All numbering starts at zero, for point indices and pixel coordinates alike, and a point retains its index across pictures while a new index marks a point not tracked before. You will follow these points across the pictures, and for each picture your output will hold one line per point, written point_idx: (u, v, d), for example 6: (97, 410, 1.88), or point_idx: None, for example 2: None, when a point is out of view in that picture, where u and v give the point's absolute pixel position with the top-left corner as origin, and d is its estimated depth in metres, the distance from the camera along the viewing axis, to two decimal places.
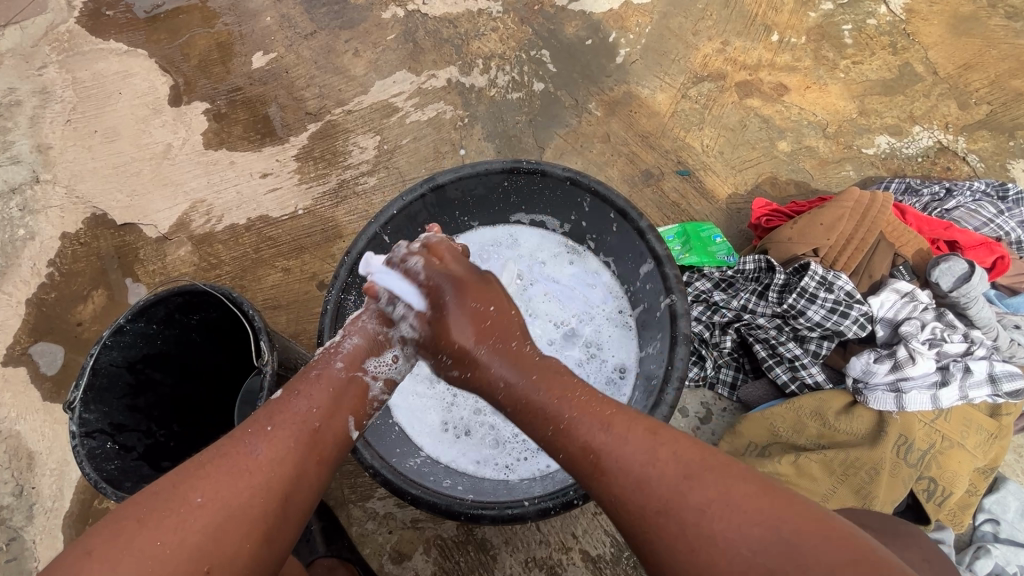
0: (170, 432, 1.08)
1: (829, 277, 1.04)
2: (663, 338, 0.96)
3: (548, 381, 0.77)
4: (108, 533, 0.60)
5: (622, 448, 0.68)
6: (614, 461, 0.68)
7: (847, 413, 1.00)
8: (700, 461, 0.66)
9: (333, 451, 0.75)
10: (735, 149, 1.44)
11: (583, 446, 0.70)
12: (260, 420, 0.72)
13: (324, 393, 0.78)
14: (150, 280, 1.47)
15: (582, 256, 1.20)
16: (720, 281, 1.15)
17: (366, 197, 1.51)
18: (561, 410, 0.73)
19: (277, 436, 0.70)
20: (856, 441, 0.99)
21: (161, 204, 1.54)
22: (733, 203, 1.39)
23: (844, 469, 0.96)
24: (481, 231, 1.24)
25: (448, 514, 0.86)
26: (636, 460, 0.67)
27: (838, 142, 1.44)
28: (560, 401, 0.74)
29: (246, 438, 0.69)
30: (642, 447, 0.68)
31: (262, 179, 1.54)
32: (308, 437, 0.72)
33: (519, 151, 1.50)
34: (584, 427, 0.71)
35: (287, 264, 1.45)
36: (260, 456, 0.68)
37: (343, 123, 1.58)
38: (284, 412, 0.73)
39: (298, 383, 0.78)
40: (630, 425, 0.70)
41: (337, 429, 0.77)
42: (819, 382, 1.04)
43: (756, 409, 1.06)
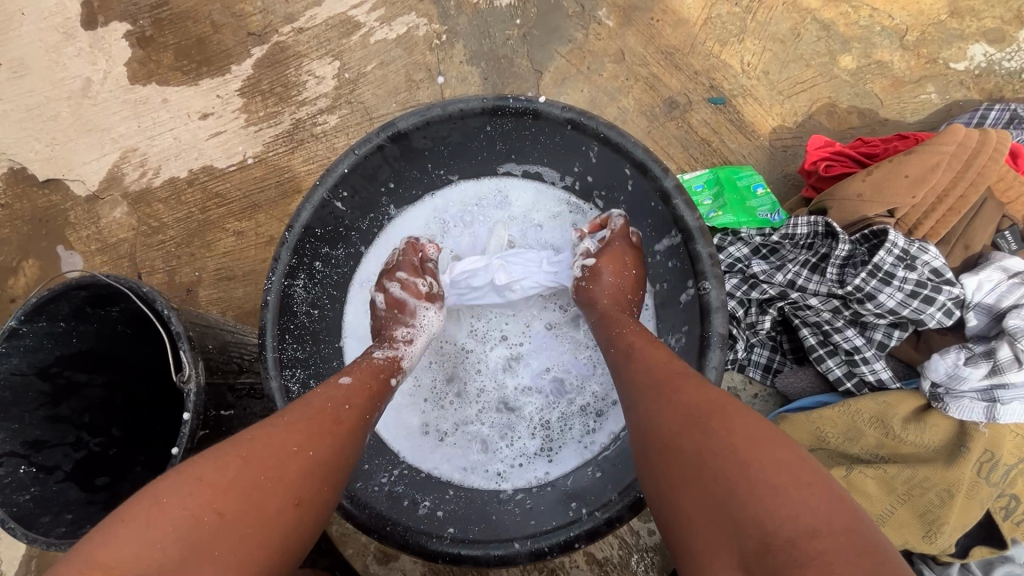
0: (108, 439, 0.93)
1: (912, 250, 0.81)
2: (690, 335, 0.75)
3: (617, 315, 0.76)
4: (171, 482, 0.54)
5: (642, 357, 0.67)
6: (653, 375, 0.63)
7: (918, 420, 0.81)
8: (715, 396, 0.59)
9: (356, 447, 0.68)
10: (784, 68, 1.14)
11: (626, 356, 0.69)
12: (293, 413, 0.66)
13: (366, 385, 0.74)
14: (85, 248, 1.26)
15: (588, 216, 0.94)
16: (761, 247, 0.91)
17: (327, 141, 1.25)
18: (613, 332, 0.73)
19: (306, 431, 0.64)
20: (926, 455, 0.81)
21: (87, 155, 1.29)
22: (779, 139, 1.11)
23: (907, 489, 0.79)
24: (461, 186, 0.97)
25: (423, 555, 0.72)
26: (662, 374, 0.63)
27: (918, 54, 1.12)
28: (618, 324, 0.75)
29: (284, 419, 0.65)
30: (686, 382, 0.61)
31: (202, 120, 1.28)
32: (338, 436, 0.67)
33: (511, 76, 1.20)
34: (646, 357, 0.66)
35: (239, 226, 1.23)
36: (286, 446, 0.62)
37: (293, 46, 1.27)
38: (314, 404, 0.67)
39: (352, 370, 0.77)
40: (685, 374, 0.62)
41: (371, 412, 0.73)
42: (882, 380, 0.84)
43: (796, 407, 0.89)
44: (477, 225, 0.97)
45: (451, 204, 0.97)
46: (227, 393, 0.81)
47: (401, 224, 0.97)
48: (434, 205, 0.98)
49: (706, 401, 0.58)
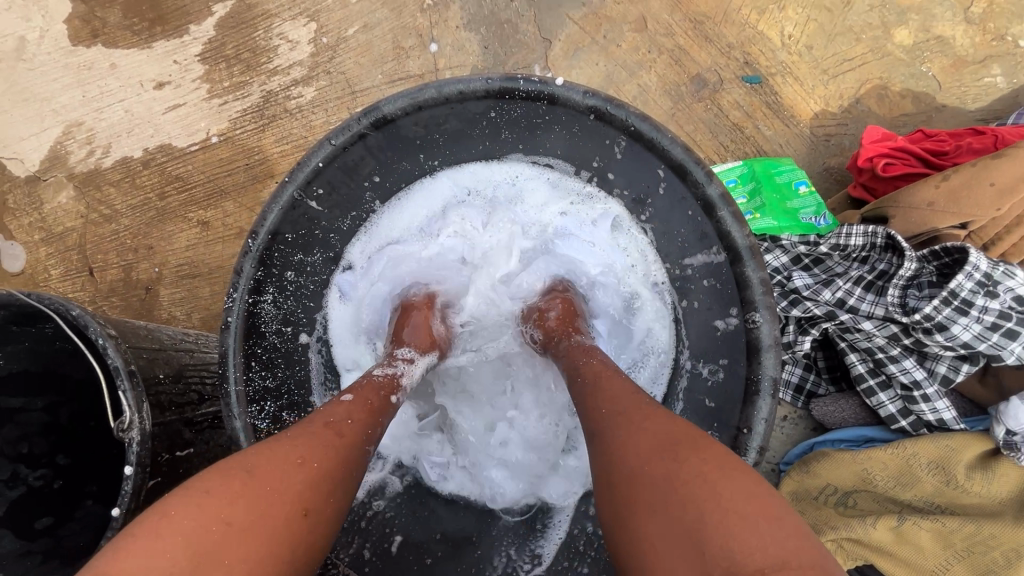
0: (53, 469, 0.81)
1: (994, 274, 0.70)
2: (731, 376, 0.64)
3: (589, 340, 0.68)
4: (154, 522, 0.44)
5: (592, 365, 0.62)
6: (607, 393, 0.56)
7: (984, 469, 0.73)
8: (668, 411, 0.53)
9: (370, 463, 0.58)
10: (830, 42, 0.99)
11: (584, 367, 0.62)
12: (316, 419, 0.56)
13: (367, 399, 0.61)
14: (28, 238, 1.11)
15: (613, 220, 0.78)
16: (803, 257, 0.81)
17: (302, 118, 1.08)
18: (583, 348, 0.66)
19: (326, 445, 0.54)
20: (991, 508, 0.73)
21: (25, 129, 1.12)
22: (823, 126, 0.97)
23: (967, 545, 0.71)
24: (478, 170, 0.80)
25: None
26: (615, 391, 0.56)
27: (983, 29, 0.97)
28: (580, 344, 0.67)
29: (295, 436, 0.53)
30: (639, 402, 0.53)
31: (157, 91, 1.11)
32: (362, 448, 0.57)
33: (515, 46, 1.04)
34: (612, 374, 0.60)
35: (204, 217, 1.08)
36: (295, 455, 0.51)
37: (261, 2, 1.09)
38: (332, 410, 0.58)
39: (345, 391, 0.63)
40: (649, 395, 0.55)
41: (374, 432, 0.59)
42: (941, 419, 0.76)
43: (832, 438, 0.81)
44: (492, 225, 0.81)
45: (459, 194, 0.81)
46: (184, 429, 0.70)
47: (392, 221, 0.81)
48: (447, 189, 0.81)
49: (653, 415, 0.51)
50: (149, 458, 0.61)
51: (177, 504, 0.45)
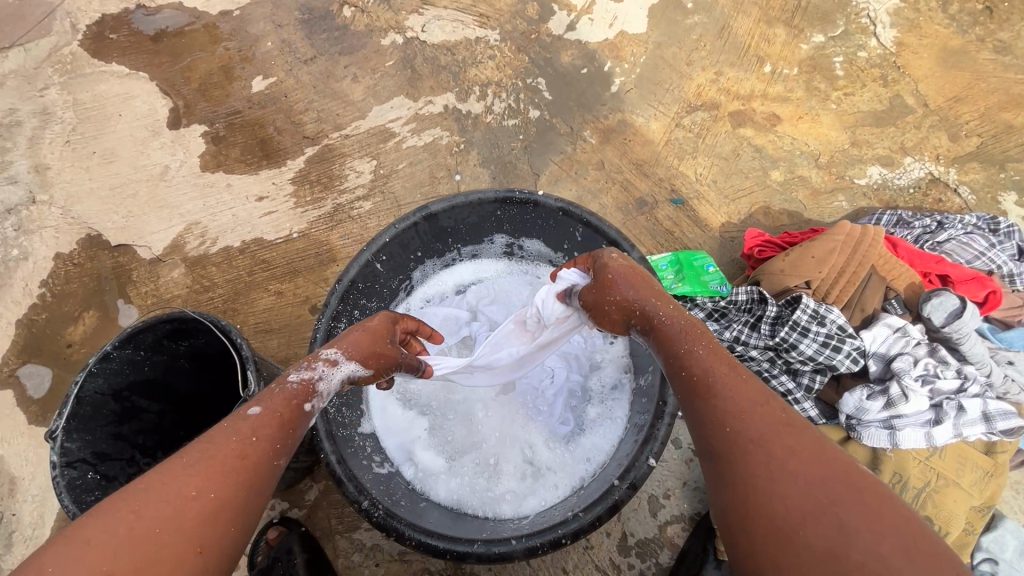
0: (156, 459, 1.06)
1: (821, 310, 1.04)
2: (653, 372, 0.93)
3: (688, 321, 0.73)
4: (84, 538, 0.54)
5: (697, 371, 0.68)
6: (730, 413, 0.63)
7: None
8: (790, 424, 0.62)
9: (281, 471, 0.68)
10: (728, 179, 1.47)
11: (692, 374, 0.68)
12: (223, 437, 0.64)
13: (276, 412, 0.69)
14: (143, 302, 1.47)
15: None
16: (713, 311, 1.18)
17: (362, 222, 1.52)
18: (689, 346, 0.70)
19: (236, 458, 0.63)
20: None
21: (157, 225, 1.54)
22: (727, 231, 1.43)
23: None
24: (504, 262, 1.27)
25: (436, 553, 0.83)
26: (739, 413, 0.63)
27: (830, 172, 1.48)
28: (674, 336, 0.72)
29: (201, 449, 0.62)
30: (765, 425, 0.61)
31: (258, 202, 1.54)
32: (269, 460, 0.66)
33: (514, 177, 1.51)
34: (724, 379, 0.66)
35: (281, 288, 1.47)
36: (200, 472, 0.60)
37: (340, 147, 1.58)
38: (241, 431, 0.65)
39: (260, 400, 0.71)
40: (770, 409, 0.63)
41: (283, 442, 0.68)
42: (812, 417, 1.05)
43: None
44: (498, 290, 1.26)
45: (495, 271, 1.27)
46: None
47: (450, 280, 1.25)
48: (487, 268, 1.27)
49: (780, 445, 0.60)
50: None
51: (95, 531, 0.54)
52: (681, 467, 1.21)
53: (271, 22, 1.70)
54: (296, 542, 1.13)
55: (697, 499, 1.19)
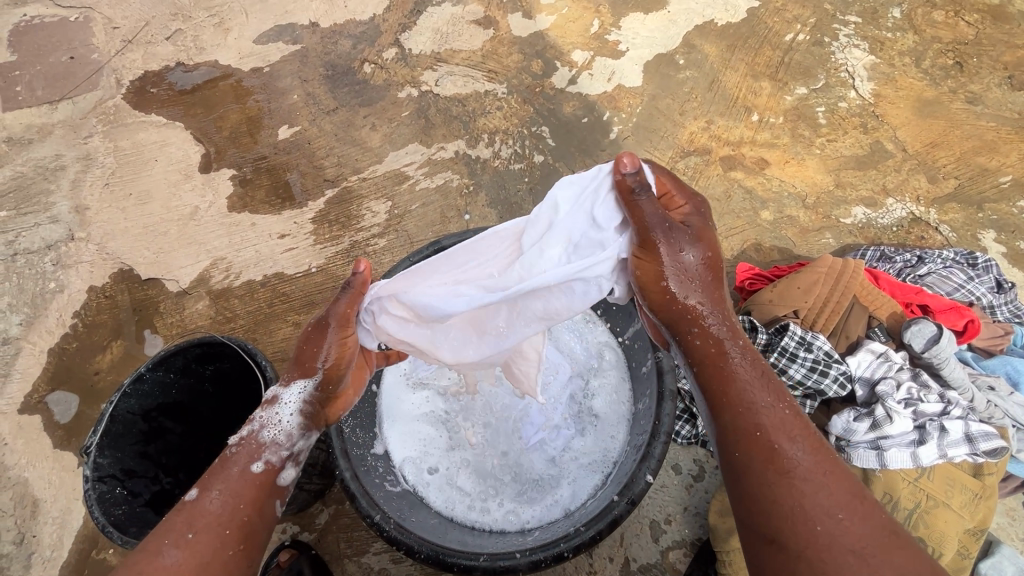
0: (177, 481, 1.10)
1: (808, 336, 1.11)
2: (650, 395, 1.00)
3: (758, 373, 0.76)
4: None
5: (763, 436, 0.71)
6: (801, 487, 0.68)
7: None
8: (858, 499, 0.67)
9: (263, 537, 0.76)
10: (721, 218, 1.57)
11: (754, 433, 0.71)
12: (177, 528, 0.72)
13: (239, 488, 0.76)
14: (168, 332, 1.55)
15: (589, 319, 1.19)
16: None
17: (376, 258, 1.61)
18: (756, 403, 0.73)
19: (199, 543, 0.71)
20: None
21: (184, 260, 1.64)
22: (721, 266, 1.52)
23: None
24: None
25: (441, 564, 0.87)
26: (789, 468, 0.69)
27: (817, 212, 1.57)
28: (742, 392, 0.75)
29: (163, 545, 0.70)
30: (831, 501, 0.66)
31: (279, 239, 1.65)
32: (236, 533, 0.73)
33: (519, 216, 1.62)
34: (795, 446, 0.70)
35: (298, 319, 1.55)
36: (173, 564, 0.69)
37: (357, 189, 1.70)
38: (200, 515, 0.73)
39: (213, 478, 0.77)
40: (841, 480, 0.68)
41: (257, 509, 0.76)
42: None
43: None
44: None
45: None
46: None
47: None
48: None
49: (849, 524, 0.65)
50: None
51: None
52: (682, 493, 1.24)
53: (298, 78, 1.87)
54: (305, 564, 1.15)
55: (698, 525, 1.22)
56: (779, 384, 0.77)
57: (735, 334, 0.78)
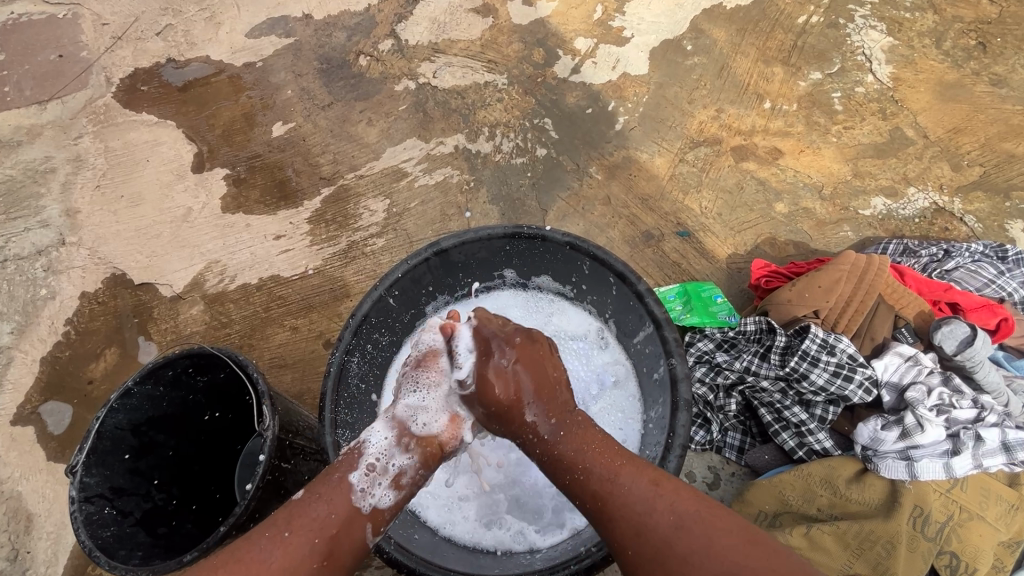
0: (168, 496, 1.06)
1: (830, 339, 1.13)
2: (664, 404, 0.94)
3: (575, 434, 0.78)
4: None
5: (597, 483, 0.73)
6: (618, 507, 0.70)
7: (857, 481, 1.06)
8: (659, 484, 0.71)
9: (348, 562, 0.73)
10: (733, 212, 1.51)
11: (591, 491, 0.73)
12: (278, 524, 0.71)
13: (341, 498, 0.75)
14: (162, 339, 1.51)
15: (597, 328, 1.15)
16: (722, 342, 1.24)
17: (375, 258, 1.56)
18: (580, 458, 0.75)
19: (294, 544, 0.70)
20: (869, 512, 1.04)
21: (177, 264, 1.59)
22: (734, 262, 1.46)
23: (859, 543, 1.00)
24: (514, 291, 1.22)
25: None
26: (636, 507, 0.69)
27: (834, 204, 1.51)
28: (563, 451, 0.77)
29: (261, 541, 0.69)
30: (646, 496, 0.70)
31: (275, 241, 1.60)
32: (325, 546, 0.71)
33: (522, 213, 1.55)
34: (596, 475, 0.73)
35: (295, 323, 1.50)
36: (271, 564, 0.68)
37: (354, 187, 1.64)
38: (302, 516, 0.72)
39: (320, 485, 0.77)
40: (638, 473, 0.72)
41: (354, 529, 0.74)
42: (826, 449, 1.12)
43: (764, 476, 1.14)
44: (512, 322, 1.19)
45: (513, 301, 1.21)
46: (286, 449, 1.03)
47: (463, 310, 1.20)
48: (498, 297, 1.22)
49: (661, 514, 0.68)
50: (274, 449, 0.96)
51: None
52: None
53: (291, 72, 1.81)
54: None
55: None
56: (595, 430, 0.80)
57: (561, 426, 0.79)
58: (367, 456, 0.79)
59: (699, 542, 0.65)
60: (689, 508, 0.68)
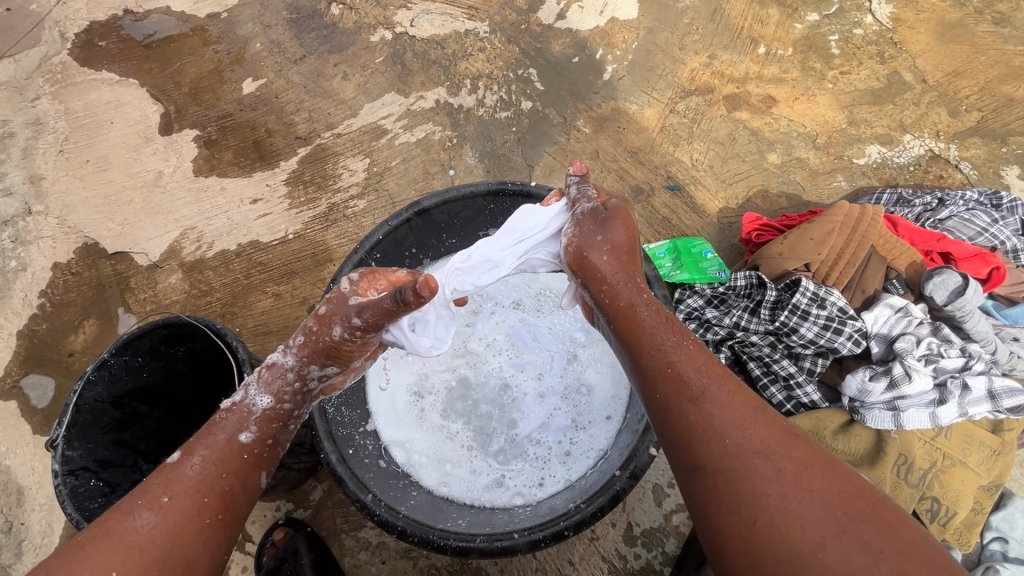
0: (157, 465, 1.06)
1: (821, 293, 1.12)
2: None
3: (662, 317, 0.77)
4: None
5: (672, 364, 0.72)
6: (713, 407, 0.67)
7: (844, 432, 1.09)
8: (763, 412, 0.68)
9: (248, 511, 0.72)
10: (724, 163, 1.47)
11: (662, 363, 0.72)
12: (154, 490, 0.67)
13: (225, 456, 0.72)
14: (142, 309, 1.47)
15: None
16: (712, 297, 1.24)
17: (356, 220, 1.51)
18: (676, 347, 0.73)
19: (175, 507, 0.66)
20: (855, 461, 1.07)
21: (152, 232, 1.53)
22: (725, 217, 1.43)
23: None
24: None
25: (456, 552, 0.83)
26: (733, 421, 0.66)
27: (828, 153, 1.47)
28: (651, 336, 0.74)
29: (138, 511, 0.65)
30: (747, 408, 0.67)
31: (252, 205, 1.53)
32: (216, 502, 0.69)
33: (508, 169, 1.50)
34: (694, 371, 0.70)
35: (277, 290, 1.46)
36: (150, 532, 0.64)
37: (332, 147, 1.57)
38: (182, 478, 0.69)
39: (199, 444, 0.72)
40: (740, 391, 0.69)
41: (250, 484, 0.73)
42: (814, 401, 1.13)
43: None
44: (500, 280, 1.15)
45: None
46: None
47: None
48: None
49: (755, 434, 0.65)
50: None
51: None
52: None
53: (259, 24, 1.69)
54: (301, 543, 1.16)
55: None
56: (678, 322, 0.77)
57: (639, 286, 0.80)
58: (259, 414, 0.76)
59: (784, 465, 0.62)
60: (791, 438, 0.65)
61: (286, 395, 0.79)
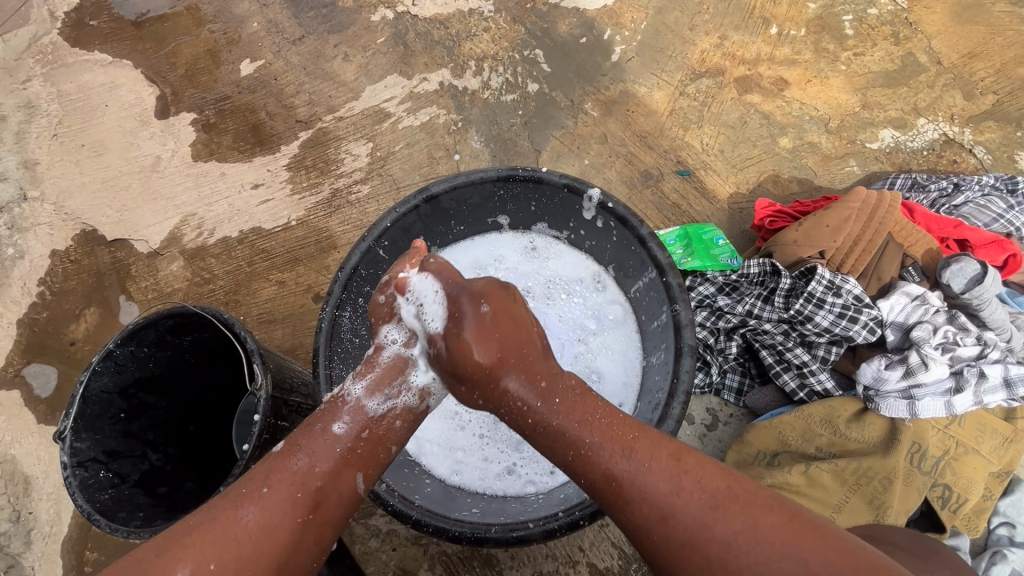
0: (166, 455, 1.05)
1: (837, 281, 1.12)
2: (667, 350, 0.92)
3: (568, 403, 0.71)
4: None
5: (640, 484, 0.65)
6: (635, 488, 0.65)
7: (858, 420, 1.09)
8: (679, 458, 0.66)
9: (337, 513, 0.70)
10: (735, 147, 1.44)
11: (602, 474, 0.67)
12: (256, 480, 0.68)
13: (322, 453, 0.71)
14: (143, 297, 1.44)
15: (595, 276, 1.12)
16: (724, 285, 1.22)
17: (360, 207, 1.48)
18: (583, 433, 0.69)
19: (272, 500, 0.67)
20: (867, 449, 1.08)
21: (151, 219, 1.50)
22: (735, 202, 1.41)
23: (856, 479, 1.05)
24: (509, 235, 1.16)
25: (472, 542, 0.83)
26: (661, 502, 0.64)
27: (840, 137, 1.44)
28: (590, 447, 0.68)
29: (239, 501, 0.66)
30: (667, 474, 0.65)
31: (253, 190, 1.50)
32: (308, 501, 0.68)
33: (514, 154, 1.47)
34: (605, 451, 0.67)
35: (281, 277, 1.44)
36: (249, 524, 0.65)
37: (334, 130, 1.53)
38: (282, 470, 0.69)
39: (302, 435, 0.73)
40: (654, 450, 0.67)
41: (343, 485, 0.71)
42: (828, 389, 1.13)
43: (763, 417, 1.16)
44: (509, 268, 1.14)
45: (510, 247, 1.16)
46: (282, 406, 1.01)
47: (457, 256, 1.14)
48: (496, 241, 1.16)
49: (683, 503, 0.63)
50: (269, 410, 0.93)
51: None
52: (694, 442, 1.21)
53: (255, 3, 1.64)
54: None
55: None
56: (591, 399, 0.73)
57: (551, 392, 0.72)
58: (353, 404, 0.75)
59: (727, 529, 0.61)
60: (717, 484, 0.64)
61: (382, 386, 0.77)
